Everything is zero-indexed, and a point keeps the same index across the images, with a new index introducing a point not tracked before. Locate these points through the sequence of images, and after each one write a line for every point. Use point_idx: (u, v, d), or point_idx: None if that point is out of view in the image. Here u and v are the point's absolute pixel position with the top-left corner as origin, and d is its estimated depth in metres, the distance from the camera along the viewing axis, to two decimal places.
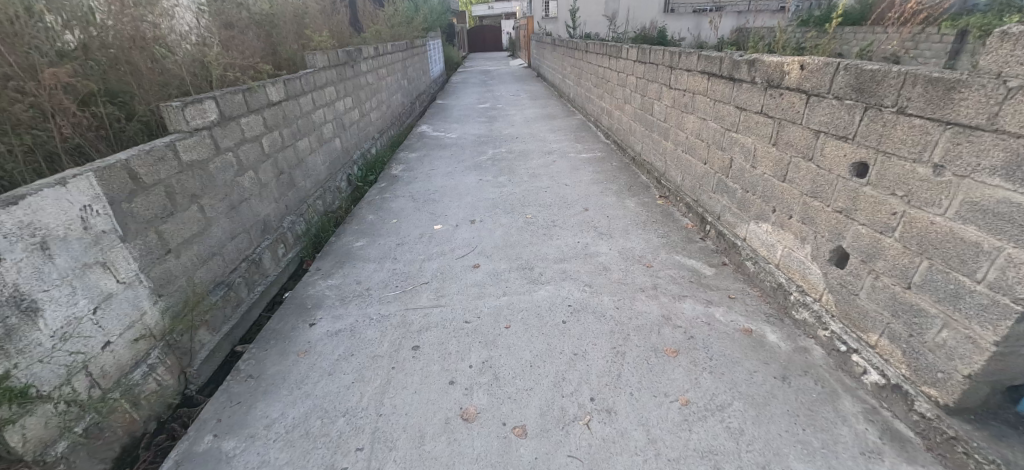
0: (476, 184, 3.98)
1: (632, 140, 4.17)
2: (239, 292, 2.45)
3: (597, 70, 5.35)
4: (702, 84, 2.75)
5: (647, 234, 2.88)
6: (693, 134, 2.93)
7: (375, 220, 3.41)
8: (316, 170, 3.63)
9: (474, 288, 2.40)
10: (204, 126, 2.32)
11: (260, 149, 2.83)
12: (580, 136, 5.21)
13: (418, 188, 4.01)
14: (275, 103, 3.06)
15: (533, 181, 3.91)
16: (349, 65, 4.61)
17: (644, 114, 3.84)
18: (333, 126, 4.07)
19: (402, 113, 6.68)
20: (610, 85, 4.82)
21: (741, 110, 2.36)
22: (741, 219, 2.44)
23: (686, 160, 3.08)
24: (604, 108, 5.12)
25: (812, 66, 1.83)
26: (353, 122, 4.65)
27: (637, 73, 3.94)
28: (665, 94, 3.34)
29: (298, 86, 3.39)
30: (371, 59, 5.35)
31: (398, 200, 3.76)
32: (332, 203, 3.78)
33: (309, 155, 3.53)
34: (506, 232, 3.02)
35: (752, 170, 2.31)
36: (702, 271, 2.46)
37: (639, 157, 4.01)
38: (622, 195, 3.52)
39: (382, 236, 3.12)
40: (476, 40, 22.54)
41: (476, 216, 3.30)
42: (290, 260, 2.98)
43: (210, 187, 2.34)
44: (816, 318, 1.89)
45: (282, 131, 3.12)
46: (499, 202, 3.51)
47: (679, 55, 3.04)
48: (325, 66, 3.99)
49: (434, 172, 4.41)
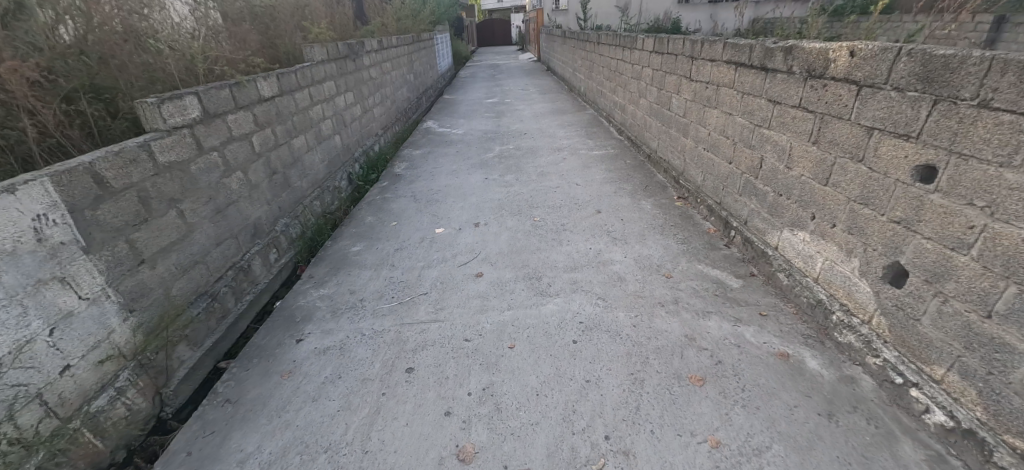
0: (482, 183, 3.77)
1: (647, 136, 3.93)
2: (225, 303, 2.28)
3: (609, 63, 5.10)
4: (729, 76, 2.50)
5: (666, 240, 2.65)
6: (717, 130, 2.68)
7: (374, 222, 3.23)
8: (313, 170, 3.45)
9: (476, 301, 2.20)
10: (184, 124, 2.14)
11: (249, 148, 2.64)
12: (591, 132, 4.96)
13: (421, 187, 3.81)
14: (267, 98, 2.87)
15: (541, 180, 3.68)
16: (350, 59, 4.41)
17: (661, 108, 3.58)
18: (332, 123, 3.89)
19: (407, 107, 6.48)
20: (623, 78, 4.58)
21: (775, 104, 2.11)
22: (772, 225, 2.20)
23: (708, 159, 2.83)
24: (617, 103, 4.86)
25: (864, 53, 1.58)
26: (355, 118, 4.46)
27: (653, 65, 3.69)
28: (685, 87, 3.08)
29: (293, 81, 3.21)
30: (374, 52, 5.15)
31: (399, 201, 3.56)
32: (331, 203, 3.60)
33: (306, 153, 3.35)
34: (512, 237, 2.80)
35: (786, 171, 2.07)
36: (728, 282, 2.22)
37: (655, 154, 3.76)
38: (637, 196, 3.28)
39: (381, 240, 2.93)
40: (485, 33, 22.24)
41: (481, 218, 3.09)
42: (284, 266, 2.81)
43: (193, 190, 2.17)
44: (865, 342, 1.66)
45: (275, 129, 2.94)
46: (506, 203, 3.30)
47: (701, 45, 2.79)
48: (324, 59, 3.81)
49: (438, 171, 4.21)
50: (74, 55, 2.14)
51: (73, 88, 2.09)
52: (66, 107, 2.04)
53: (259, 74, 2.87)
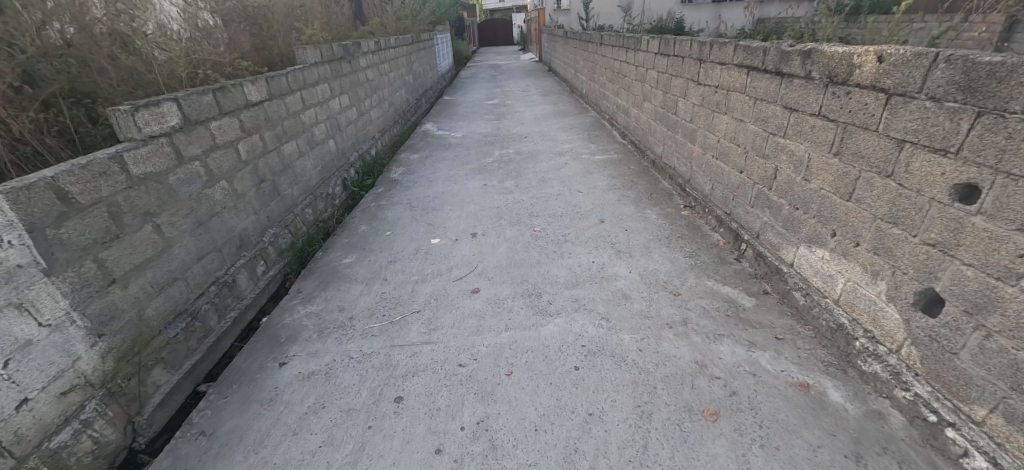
0: (480, 189, 3.64)
1: (652, 140, 3.79)
2: (206, 322, 2.16)
3: (612, 64, 4.96)
4: (741, 80, 2.36)
5: (672, 253, 2.51)
6: (727, 137, 2.54)
7: (368, 231, 3.10)
8: (305, 176, 3.32)
9: (471, 321, 2.06)
10: (162, 133, 2.01)
11: (235, 156, 2.51)
12: (594, 136, 4.83)
13: (418, 194, 3.68)
14: (255, 103, 2.74)
15: (542, 187, 3.55)
16: (345, 61, 4.29)
17: (666, 113, 3.45)
18: (326, 127, 3.76)
19: (405, 109, 6.35)
20: (626, 80, 4.44)
21: (791, 111, 1.98)
22: (788, 240, 2.06)
23: (717, 167, 2.69)
24: (620, 106, 4.72)
25: (895, 58, 1.45)
26: (351, 122, 4.33)
27: (658, 67, 3.55)
28: (692, 91, 2.95)
29: (284, 85, 3.08)
30: (371, 53, 5.02)
31: (394, 208, 3.43)
32: (324, 211, 3.47)
33: (297, 159, 3.22)
34: (511, 249, 2.67)
35: (803, 184, 1.93)
36: (740, 301, 2.08)
37: (660, 160, 3.62)
38: (642, 205, 3.14)
39: (374, 251, 2.80)
40: (486, 33, 22.10)
41: (478, 228, 2.96)
42: (272, 279, 2.69)
43: (172, 202, 2.04)
44: (894, 374, 1.52)
45: (264, 135, 2.82)
46: (505, 211, 3.17)
47: (710, 47, 2.65)
48: (318, 61, 3.68)
49: (435, 176, 4.08)
50: (52, 58, 2.02)
51: (52, 92, 1.98)
52: (43, 113, 1.93)
53: (246, 78, 2.74)
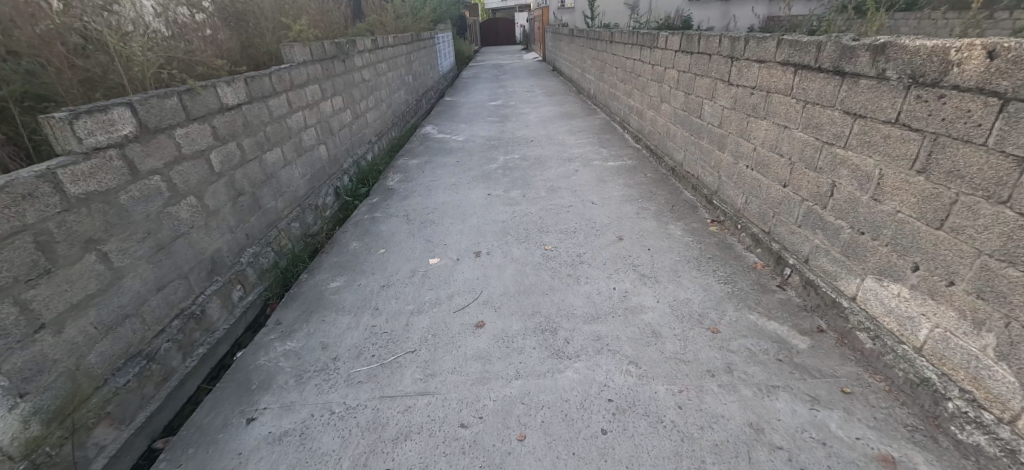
0: (484, 200, 3.33)
1: (671, 146, 3.47)
2: (167, 363, 1.86)
3: (624, 63, 4.64)
4: (786, 81, 2.04)
5: (704, 278, 2.20)
6: (766, 146, 2.23)
7: (359, 249, 2.79)
8: (291, 187, 3.02)
9: (475, 365, 1.75)
10: (112, 144, 1.71)
11: (206, 167, 2.21)
12: (605, 140, 4.50)
13: (416, 205, 3.37)
14: (230, 106, 2.43)
15: (552, 198, 3.23)
16: (338, 59, 3.98)
17: (688, 116, 3.13)
18: (316, 131, 3.45)
19: (404, 111, 6.05)
20: (640, 80, 4.12)
21: (856, 117, 1.66)
22: (849, 270, 1.75)
23: (753, 179, 2.38)
24: (633, 108, 4.40)
25: (1015, 55, 1.16)
26: (344, 125, 4.02)
27: (679, 66, 3.24)
28: (722, 93, 2.63)
29: (267, 86, 2.78)
30: (367, 52, 4.71)
31: (390, 221, 3.12)
32: (313, 224, 3.17)
33: (281, 168, 2.91)
34: (519, 271, 2.36)
35: (872, 205, 1.62)
36: (792, 341, 1.77)
37: (681, 168, 3.31)
38: (665, 219, 2.82)
39: (365, 272, 2.49)
40: (489, 33, 21.80)
41: (482, 246, 2.65)
42: (251, 305, 2.39)
43: (125, 225, 1.74)
44: (1006, 450, 1.24)
45: (242, 142, 2.51)
46: (511, 226, 2.85)
47: (746, 42, 2.33)
48: (308, 59, 3.37)
49: (435, 184, 3.77)
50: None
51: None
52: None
53: (221, 78, 2.43)
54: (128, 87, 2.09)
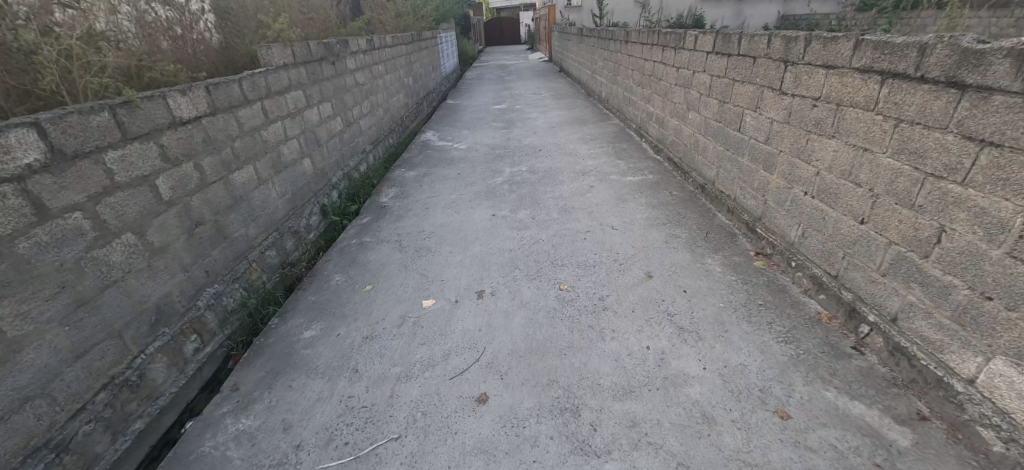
0: (488, 222, 2.92)
1: (701, 160, 3.05)
2: (87, 451, 1.48)
3: (642, 65, 4.21)
4: (868, 91, 1.63)
5: (760, 333, 1.79)
6: (835, 170, 1.81)
7: (343, 284, 2.39)
8: (267, 209, 2.62)
9: (477, 464, 1.35)
10: (5, 177, 1.33)
11: (151, 196, 1.83)
12: (621, 150, 4.08)
13: (411, 226, 2.96)
14: (186, 120, 2.04)
15: (565, 221, 2.81)
16: (326, 61, 3.58)
17: (724, 128, 2.71)
18: (299, 143, 3.06)
19: (402, 115, 5.64)
20: (662, 85, 3.70)
21: (986, 146, 1.26)
22: (967, 343, 1.35)
23: (814, 209, 1.96)
24: (654, 115, 3.97)
25: None
26: (334, 135, 3.62)
27: (712, 70, 2.81)
28: (772, 104, 2.21)
29: (236, 94, 2.38)
30: (361, 52, 4.31)
31: (381, 247, 2.72)
32: (293, 250, 2.77)
33: (255, 189, 2.51)
34: (530, 320, 1.95)
35: (1009, 265, 1.22)
36: (888, 435, 1.36)
37: (713, 186, 2.89)
38: (700, 250, 2.40)
39: (346, 317, 2.09)
40: (493, 32, 21.38)
41: (485, 283, 2.24)
42: (209, 359, 2.00)
43: (24, 281, 1.37)
44: None
45: (203, 162, 2.12)
46: (519, 258, 2.44)
47: (808, 43, 1.91)
48: (289, 62, 2.98)
49: (434, 201, 3.36)
50: None
51: None
52: None
53: (175, 87, 2.04)
54: (55, 99, 1.72)
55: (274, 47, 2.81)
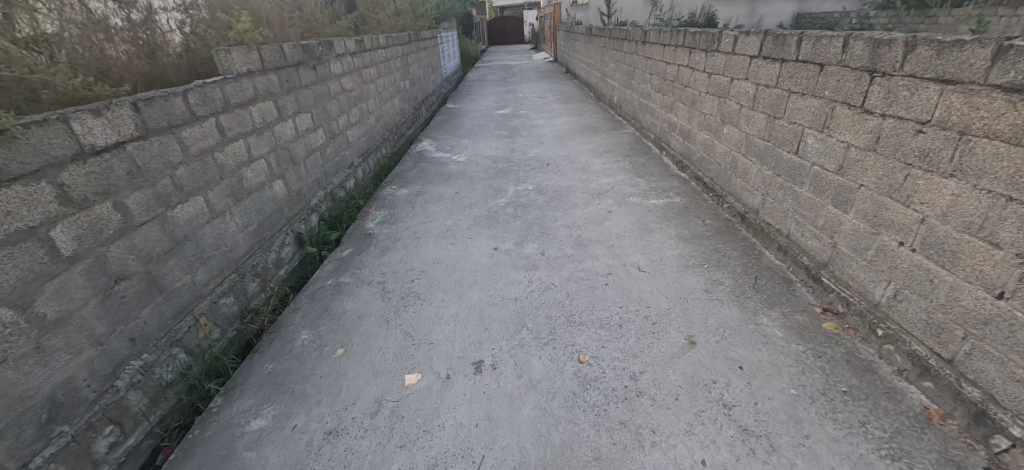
0: (489, 257, 2.46)
1: (740, 184, 2.58)
2: None
3: (663, 69, 3.74)
4: (1014, 119, 1.21)
5: (854, 439, 1.34)
6: (958, 222, 1.36)
7: (310, 344, 1.93)
8: (224, 247, 2.18)
9: None
10: None
11: (43, 254, 1.39)
12: (640, 165, 3.60)
13: (399, 262, 2.50)
14: (103, 148, 1.59)
15: (581, 259, 2.35)
16: (305, 66, 3.12)
17: (774, 148, 2.24)
18: (268, 162, 2.60)
19: (397, 122, 5.19)
20: (690, 92, 3.23)
21: None
22: None
23: (915, 267, 1.51)
24: (678, 126, 3.49)
25: None
26: (314, 150, 3.17)
27: (759, 77, 2.34)
28: (849, 124, 1.74)
29: (179, 111, 1.94)
30: (348, 54, 3.85)
31: (361, 291, 2.27)
32: (258, 293, 2.33)
33: (206, 224, 2.07)
34: (542, 412, 1.49)
35: None
36: None
37: (757, 216, 2.42)
38: (751, 304, 1.94)
39: (307, 398, 1.64)
40: (497, 31, 20.90)
41: (484, 350, 1.78)
42: (130, 456, 1.56)
43: None
44: None
45: (129, 199, 1.68)
46: (527, 312, 1.98)
47: (915, 49, 1.45)
48: (257, 67, 2.53)
49: (428, 227, 2.90)
50: None
51: None
52: None
53: (89, 105, 1.60)
54: None
55: (236, 50, 2.36)
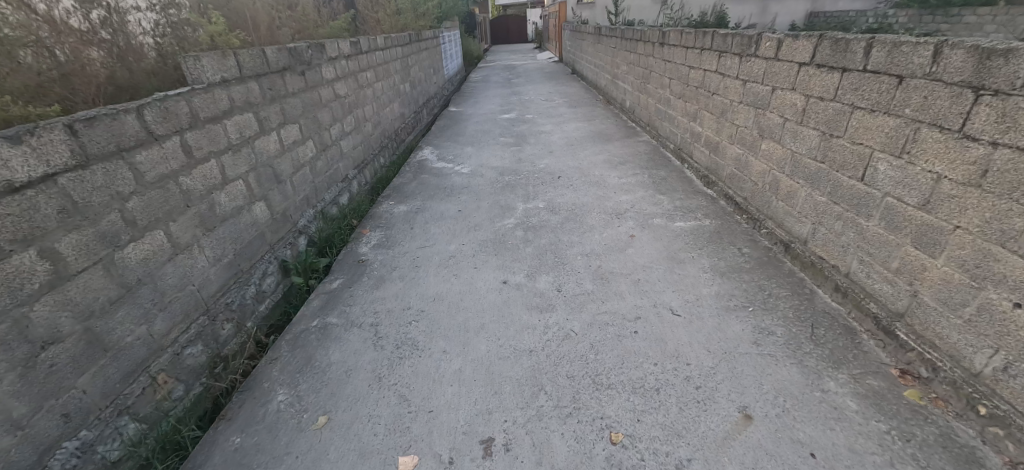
0: (498, 293, 2.14)
1: (783, 208, 2.27)
2: None
3: (685, 74, 3.42)
4: None
5: None
6: None
7: (287, 408, 1.63)
8: (191, 286, 1.88)
9: None
10: None
11: None
12: (660, 180, 3.29)
13: (394, 298, 2.18)
14: (24, 184, 1.30)
15: (604, 298, 2.03)
16: (292, 72, 2.81)
17: (830, 171, 1.93)
18: (247, 183, 2.30)
19: (396, 128, 4.87)
20: (719, 100, 2.91)
21: None
22: None
23: None
24: (703, 137, 3.17)
25: None
26: (302, 165, 2.86)
27: (810, 87, 2.02)
28: (941, 152, 1.43)
29: (132, 131, 1.64)
30: (341, 57, 3.53)
31: (350, 335, 1.96)
32: (232, 337, 2.02)
33: (168, 263, 1.77)
34: None
35: None
36: None
37: (805, 247, 2.11)
38: (811, 361, 1.63)
39: None
40: (500, 31, 20.55)
41: (494, 424, 1.47)
42: None
43: None
44: None
45: (61, 243, 1.38)
46: (544, 369, 1.67)
47: None
48: (233, 74, 2.22)
49: (428, 253, 2.59)
50: None
51: None
52: None
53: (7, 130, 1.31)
54: None
55: (207, 56, 2.05)
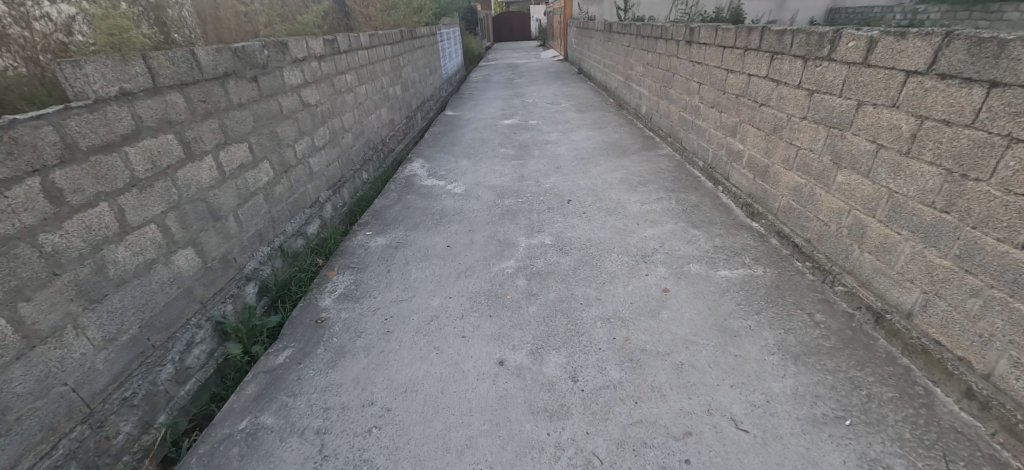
0: (491, 382, 1.58)
1: (872, 263, 1.71)
2: None
3: (722, 79, 2.84)
4: None
5: None
6: None
7: None
8: (61, 387, 1.35)
9: None
10: None
11: None
12: (691, 207, 2.73)
13: (353, 386, 1.63)
14: None
15: (637, 396, 1.48)
16: (240, 77, 2.25)
17: (962, 225, 1.36)
18: (167, 227, 1.76)
19: (384, 137, 4.31)
20: (770, 113, 2.34)
21: None
22: None
23: None
24: (746, 157, 2.60)
25: None
26: (253, 193, 2.31)
27: (927, 106, 1.45)
28: None
29: None
30: (311, 57, 2.96)
31: (286, 451, 1.41)
32: (128, 447, 1.49)
33: (14, 362, 1.24)
34: None
35: None
36: None
37: (910, 323, 1.54)
38: None
39: None
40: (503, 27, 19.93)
41: None
42: None
43: None
44: None
45: None
46: None
47: None
48: (143, 85, 1.67)
49: (406, 310, 2.03)
50: None
51: None
52: None
53: None
54: None
55: (97, 61, 1.50)
